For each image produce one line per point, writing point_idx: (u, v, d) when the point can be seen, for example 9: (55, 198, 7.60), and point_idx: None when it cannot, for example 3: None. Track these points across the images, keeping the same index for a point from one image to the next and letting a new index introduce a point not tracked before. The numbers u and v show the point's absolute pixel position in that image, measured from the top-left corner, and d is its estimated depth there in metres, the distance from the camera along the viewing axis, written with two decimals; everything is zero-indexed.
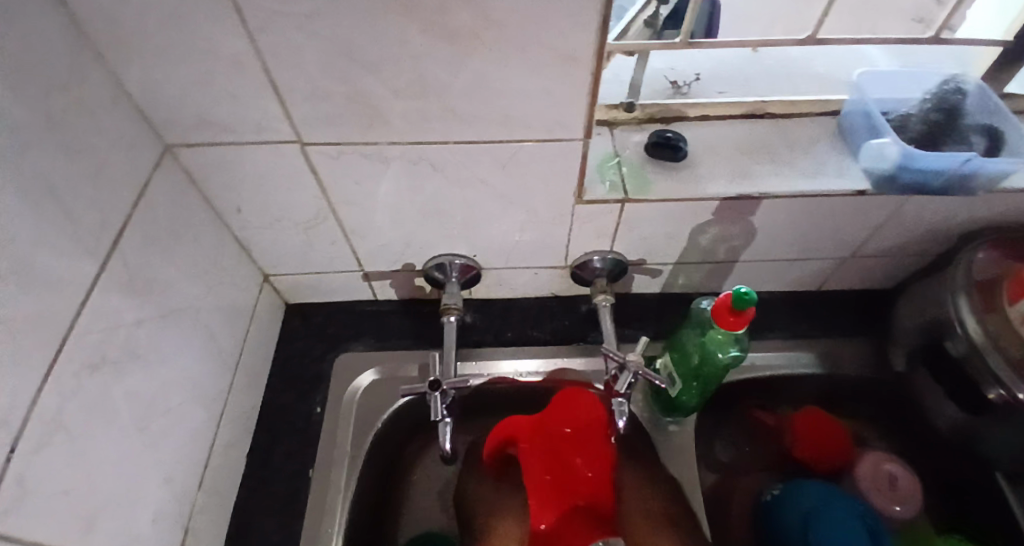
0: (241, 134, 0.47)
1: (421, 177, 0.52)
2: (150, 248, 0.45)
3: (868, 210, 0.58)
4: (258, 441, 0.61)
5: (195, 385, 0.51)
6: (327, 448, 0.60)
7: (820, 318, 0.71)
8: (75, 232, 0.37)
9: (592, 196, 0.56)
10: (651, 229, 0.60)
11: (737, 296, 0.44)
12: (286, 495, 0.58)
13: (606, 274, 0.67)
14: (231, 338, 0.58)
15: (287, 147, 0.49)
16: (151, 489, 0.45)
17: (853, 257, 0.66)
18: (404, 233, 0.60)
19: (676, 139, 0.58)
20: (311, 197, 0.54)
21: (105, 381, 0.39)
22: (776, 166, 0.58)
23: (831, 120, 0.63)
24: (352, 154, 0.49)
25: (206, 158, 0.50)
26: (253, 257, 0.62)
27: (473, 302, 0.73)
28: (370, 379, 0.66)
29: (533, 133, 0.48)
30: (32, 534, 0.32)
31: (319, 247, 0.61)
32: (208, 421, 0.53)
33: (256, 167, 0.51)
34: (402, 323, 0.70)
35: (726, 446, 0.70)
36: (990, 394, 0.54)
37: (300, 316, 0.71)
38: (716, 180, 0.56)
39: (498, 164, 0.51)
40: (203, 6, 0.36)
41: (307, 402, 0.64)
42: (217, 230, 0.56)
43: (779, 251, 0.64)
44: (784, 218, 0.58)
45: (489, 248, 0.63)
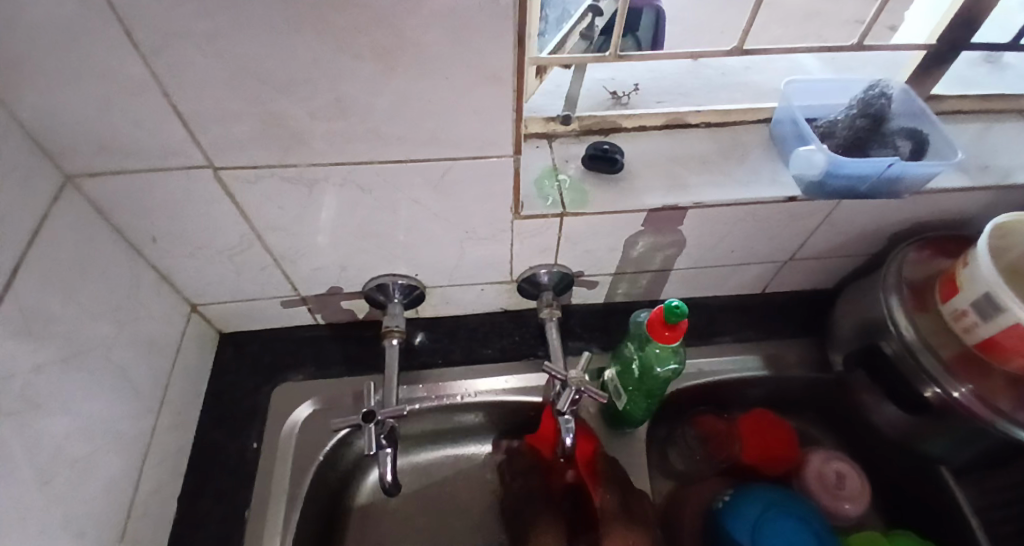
0: (147, 160, 0.44)
1: (350, 200, 0.51)
2: (49, 289, 0.42)
3: (799, 216, 0.59)
4: (190, 482, 0.58)
5: (110, 430, 0.48)
6: (265, 485, 0.57)
7: (765, 321, 0.72)
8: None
9: (530, 212, 0.55)
10: (591, 242, 0.60)
11: (668, 310, 0.44)
12: (219, 540, 0.54)
13: (552, 288, 0.66)
14: (153, 375, 0.54)
15: (201, 173, 0.46)
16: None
17: (791, 261, 0.67)
18: (339, 257, 0.58)
19: (613, 151, 0.58)
20: (233, 223, 0.52)
21: (0, 438, 0.36)
22: (710, 175, 0.58)
23: (762, 128, 0.64)
24: (272, 178, 0.47)
25: (112, 187, 0.47)
26: (177, 287, 0.58)
27: (419, 322, 0.71)
28: (310, 409, 0.63)
29: (461, 152, 0.47)
30: None
31: (249, 275, 0.59)
32: (128, 468, 0.50)
33: (168, 194, 0.48)
34: (345, 348, 0.68)
35: (682, 455, 0.69)
36: (926, 393, 0.56)
37: (234, 346, 0.67)
38: (651, 191, 0.56)
39: (429, 184, 0.50)
40: (88, 30, 0.34)
41: (242, 439, 0.60)
42: (133, 261, 0.52)
43: (719, 258, 0.65)
44: (720, 226, 0.59)
45: (430, 267, 0.62)
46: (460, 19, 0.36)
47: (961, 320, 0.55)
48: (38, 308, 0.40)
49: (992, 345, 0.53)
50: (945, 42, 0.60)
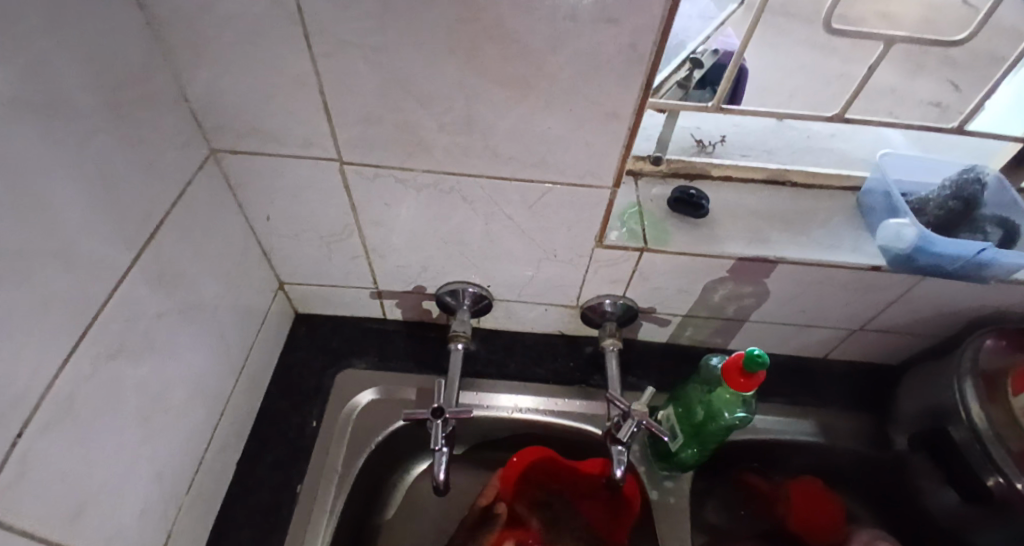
0: (284, 146, 0.49)
1: (449, 206, 0.54)
2: (178, 244, 0.46)
3: (878, 285, 0.59)
4: (251, 448, 0.60)
5: (201, 383, 0.51)
6: (319, 461, 0.60)
7: (824, 386, 0.71)
8: (113, 219, 0.38)
9: (612, 242, 0.57)
10: (665, 281, 0.61)
11: (748, 357, 0.45)
12: (269, 509, 0.56)
13: (616, 319, 0.68)
14: (241, 340, 0.58)
15: (326, 164, 0.50)
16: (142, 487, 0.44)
17: (861, 330, 0.67)
18: (424, 257, 0.61)
19: (698, 196, 0.60)
20: (339, 213, 0.56)
21: (119, 372, 0.40)
22: (793, 233, 0.59)
23: (849, 196, 0.65)
24: (387, 177, 0.51)
25: (248, 165, 0.51)
26: (272, 263, 0.63)
27: (480, 332, 0.73)
28: (370, 397, 0.66)
29: (565, 177, 0.50)
30: (20, 519, 0.32)
31: (338, 261, 0.62)
32: (206, 422, 0.53)
33: (292, 178, 0.52)
34: (408, 345, 0.70)
35: (719, 509, 0.68)
36: (988, 481, 0.54)
37: (307, 326, 0.71)
38: (733, 240, 0.58)
39: (526, 202, 0.53)
40: (275, 26, 0.38)
41: (302, 415, 0.63)
42: (245, 234, 0.57)
43: (788, 316, 0.65)
44: (797, 284, 0.59)
45: (504, 279, 0.64)
46: (596, 59, 0.39)
47: None
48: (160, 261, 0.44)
49: None
50: None
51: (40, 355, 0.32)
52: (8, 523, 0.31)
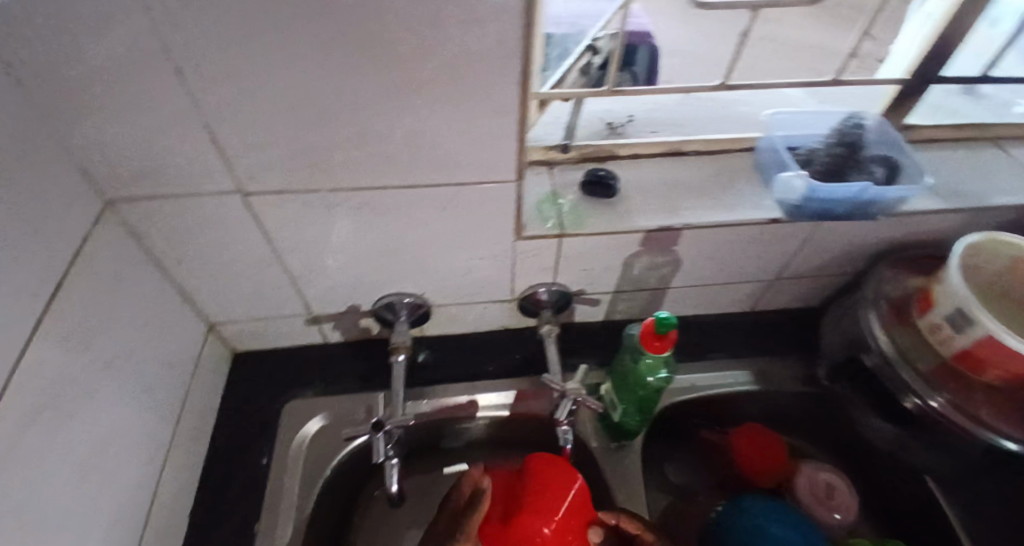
0: (183, 186, 0.48)
1: (363, 221, 0.55)
2: (86, 301, 0.45)
3: (782, 236, 0.63)
4: (204, 494, 0.59)
5: (135, 437, 0.50)
6: (275, 495, 0.59)
7: (755, 337, 0.76)
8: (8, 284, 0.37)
9: (531, 232, 0.59)
10: (589, 261, 0.63)
11: (658, 321, 0.47)
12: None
13: (551, 306, 0.70)
14: (174, 388, 0.57)
15: (230, 198, 0.50)
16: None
17: (778, 279, 0.71)
18: (351, 276, 0.62)
19: (608, 178, 0.62)
20: (255, 245, 0.55)
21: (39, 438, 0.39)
22: (697, 199, 0.63)
23: (748, 156, 0.69)
24: (295, 202, 0.51)
25: (149, 211, 0.50)
26: (198, 306, 0.62)
27: (425, 340, 0.74)
28: (318, 424, 0.66)
29: (469, 177, 0.51)
30: None
31: (266, 293, 0.62)
32: (147, 478, 0.52)
33: (198, 217, 0.52)
34: (353, 365, 0.71)
35: (677, 470, 0.72)
36: (908, 403, 0.59)
37: (248, 363, 0.70)
38: (644, 213, 0.61)
39: (439, 207, 0.54)
40: (143, 69, 0.38)
41: (253, 452, 0.62)
42: (161, 280, 0.56)
43: (709, 277, 0.69)
44: (709, 245, 0.63)
45: (436, 285, 0.65)
46: (471, 61, 0.41)
47: (937, 332, 0.57)
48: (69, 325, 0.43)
49: (967, 355, 0.55)
50: (919, 77, 0.66)
51: None
52: None
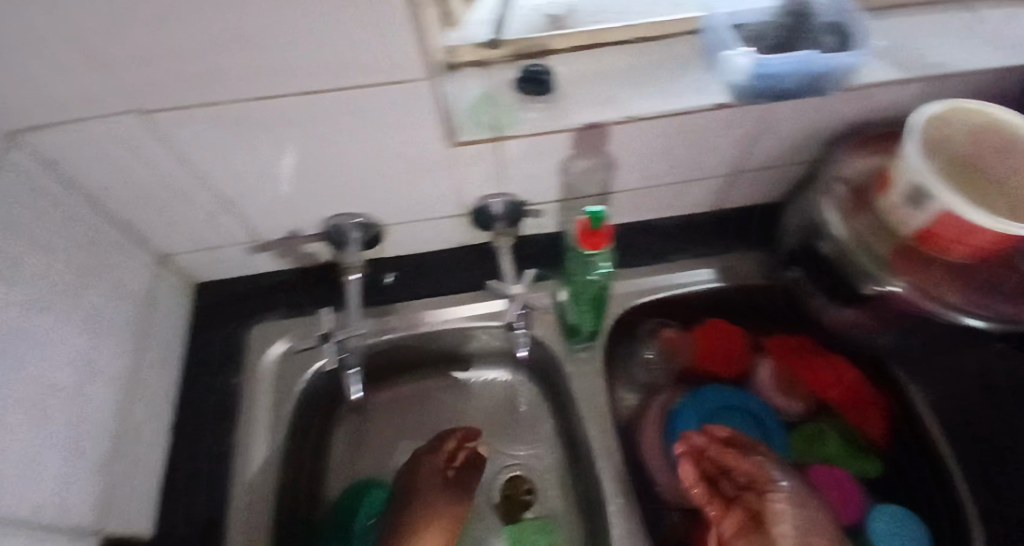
0: (74, 109, 0.45)
1: (280, 138, 0.51)
2: None
3: (734, 124, 0.59)
4: (182, 415, 0.63)
5: (92, 366, 0.52)
6: (247, 412, 0.63)
7: (716, 235, 0.74)
8: None
9: (465, 139, 0.55)
10: (533, 167, 0.60)
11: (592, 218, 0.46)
12: (203, 478, 0.59)
13: (504, 218, 0.68)
14: (127, 321, 0.57)
15: (131, 118, 0.47)
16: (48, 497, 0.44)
17: (738, 174, 0.68)
18: (287, 199, 0.60)
19: (543, 70, 0.57)
20: (178, 171, 0.53)
21: None
22: (639, 87, 0.56)
23: (697, 37, 0.62)
24: (202, 121, 0.48)
25: (49, 137, 0.47)
26: (141, 239, 0.61)
27: (383, 261, 0.74)
28: (284, 345, 0.67)
29: (366, 78, 0.45)
30: None
31: (205, 220, 0.61)
32: (143, 405, 0.58)
33: (104, 143, 0.49)
34: (314, 289, 0.71)
35: (642, 367, 0.74)
36: (863, 289, 0.57)
37: (207, 292, 0.70)
38: (580, 108, 0.55)
39: (354, 115, 0.50)
40: None
41: (224, 375, 0.65)
42: (90, 213, 0.54)
43: (665, 175, 0.66)
44: (657, 139, 0.59)
45: (385, 204, 0.64)
46: None
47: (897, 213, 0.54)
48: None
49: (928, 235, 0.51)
50: None
51: None
52: None
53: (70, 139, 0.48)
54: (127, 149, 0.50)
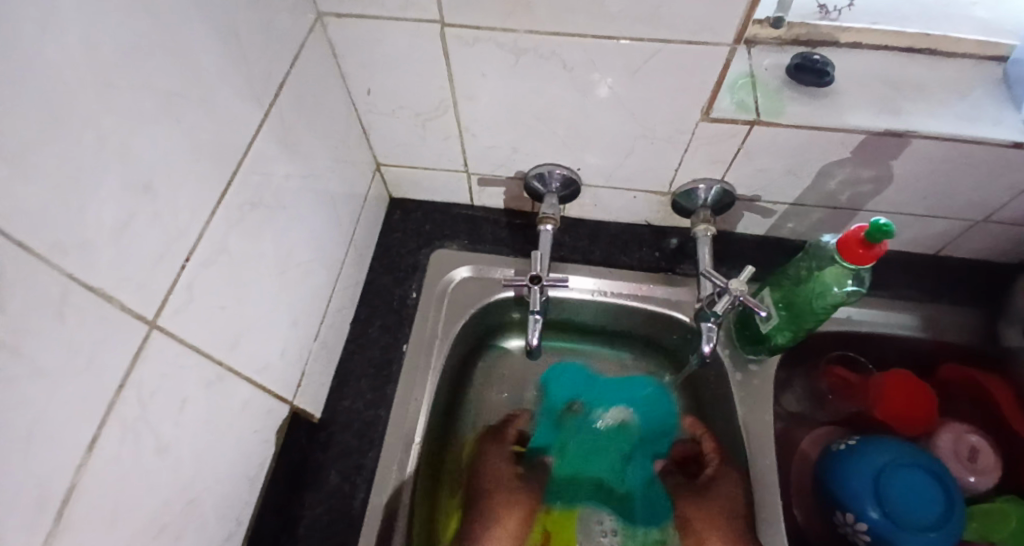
0: (386, 8, 0.48)
1: (546, 75, 0.52)
2: (296, 110, 0.48)
3: (1018, 167, 0.53)
4: (361, 314, 0.65)
5: (320, 247, 0.55)
6: (420, 330, 0.65)
7: (928, 282, 0.68)
8: (237, 60, 0.39)
9: (719, 115, 0.53)
10: (771, 162, 0.57)
11: (873, 228, 0.42)
12: (378, 376, 0.62)
13: (710, 207, 0.65)
14: (348, 215, 0.62)
15: (428, 27, 0.49)
16: (274, 349, 0.48)
17: (983, 222, 0.62)
18: (515, 137, 0.61)
19: (822, 63, 0.54)
20: (436, 87, 0.56)
21: (259, 222, 0.44)
22: (929, 105, 0.53)
23: (994, 65, 0.58)
24: (486, 43, 0.50)
25: (351, 31, 0.51)
26: (371, 144, 0.65)
27: (565, 221, 0.74)
28: (464, 275, 0.69)
29: (674, 34, 0.45)
30: (190, 340, 0.37)
31: (432, 140, 0.63)
32: (345, 294, 0.62)
33: (392, 46, 0.52)
34: (497, 230, 0.72)
35: (797, 397, 0.69)
36: None
37: (401, 209, 0.74)
38: (858, 112, 0.52)
39: (629, 68, 0.50)
40: None
41: (404, 287, 0.68)
42: (347, 108, 0.59)
43: (903, 204, 0.61)
44: (923, 163, 0.54)
45: (597, 164, 0.63)
46: None
47: None
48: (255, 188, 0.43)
49: None
50: None
51: (190, 197, 0.35)
52: (182, 342, 0.37)
53: (359, 34, 0.51)
54: (400, 54, 0.53)
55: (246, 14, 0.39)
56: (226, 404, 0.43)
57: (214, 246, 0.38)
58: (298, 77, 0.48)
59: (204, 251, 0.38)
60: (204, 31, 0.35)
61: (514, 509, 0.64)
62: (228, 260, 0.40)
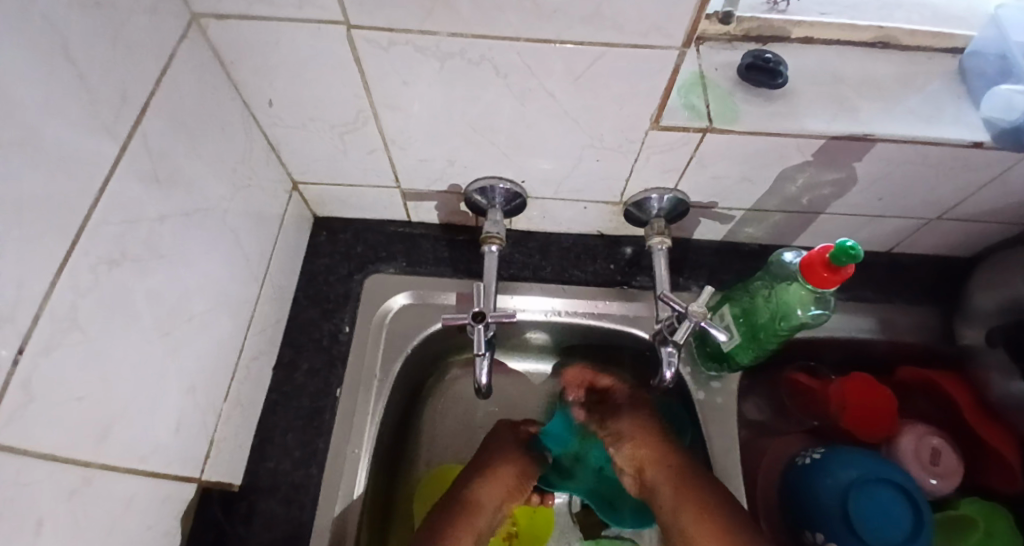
0: (278, 7, 0.39)
1: (479, 82, 0.45)
2: (172, 135, 0.39)
3: (974, 167, 0.51)
4: (285, 356, 0.58)
5: (220, 292, 0.47)
6: (355, 369, 0.58)
7: (884, 283, 0.66)
8: (78, 85, 0.30)
9: (670, 122, 0.48)
10: (726, 169, 0.53)
11: (841, 250, 0.39)
12: (307, 428, 0.55)
13: (665, 215, 0.61)
14: (259, 247, 0.54)
15: (331, 30, 0.41)
16: (163, 427, 0.41)
17: (937, 220, 0.60)
18: (449, 149, 0.54)
19: (775, 62, 0.49)
20: (351, 97, 0.48)
21: (127, 278, 0.36)
22: (886, 104, 0.50)
23: (949, 58, 0.55)
24: (404, 46, 0.42)
25: (238, 34, 0.42)
26: (283, 161, 0.57)
27: (512, 234, 0.68)
28: (402, 302, 0.63)
29: (622, 37, 0.40)
30: (42, 448, 0.29)
31: (355, 154, 0.56)
32: (260, 339, 0.54)
33: (292, 51, 0.44)
34: (437, 248, 0.66)
35: (758, 404, 0.66)
36: None
37: (327, 229, 0.66)
38: (815, 116, 0.48)
39: (571, 73, 0.44)
40: None
41: (334, 321, 0.61)
42: (246, 123, 0.50)
43: (860, 206, 0.58)
44: (881, 165, 0.51)
45: (542, 175, 0.57)
46: None
47: None
48: (114, 239, 0.34)
49: None
50: None
51: (24, 269, 0.27)
52: (28, 455, 0.28)
53: (249, 37, 0.43)
54: (303, 60, 0.45)
55: (84, 22, 0.30)
56: (99, 510, 0.35)
57: (63, 324, 0.30)
58: (170, 94, 0.39)
59: (44, 335, 0.29)
60: (25, 60, 0.26)
61: (511, 464, 0.61)
62: (84, 336, 0.32)
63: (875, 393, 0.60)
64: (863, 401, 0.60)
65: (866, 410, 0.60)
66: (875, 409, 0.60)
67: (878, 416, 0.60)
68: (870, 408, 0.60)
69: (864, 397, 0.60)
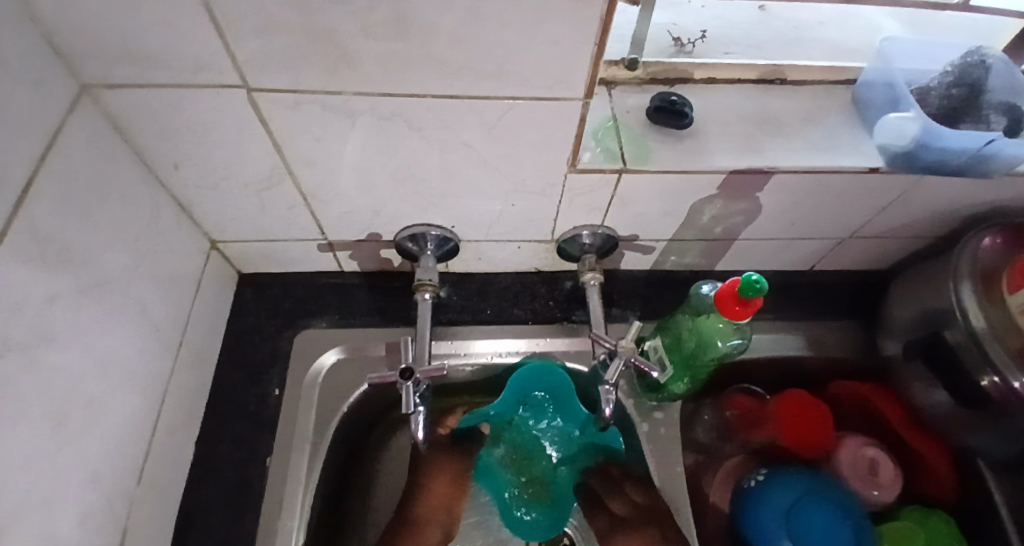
0: (175, 74, 0.38)
1: (394, 136, 0.45)
2: (64, 212, 0.37)
3: (873, 190, 0.54)
4: (210, 427, 0.55)
5: (125, 368, 0.44)
6: (286, 434, 0.55)
7: (810, 300, 0.69)
8: None
9: (587, 165, 0.49)
10: (646, 206, 0.55)
11: (745, 284, 0.40)
12: (234, 503, 0.52)
13: (595, 251, 0.62)
14: (174, 314, 0.51)
15: (231, 92, 0.40)
16: (65, 526, 0.37)
17: (849, 239, 0.63)
18: (373, 201, 0.53)
19: (681, 103, 0.51)
20: (262, 156, 0.47)
21: (15, 370, 0.32)
22: (787, 138, 0.52)
23: (844, 89, 0.59)
24: (311, 105, 0.41)
25: (134, 101, 0.41)
26: (198, 221, 0.55)
27: (448, 277, 0.68)
28: (334, 357, 0.61)
29: (525, 90, 0.41)
30: None
31: (275, 211, 0.54)
32: (177, 412, 0.51)
33: (195, 114, 0.42)
34: (369, 298, 0.64)
35: (707, 429, 0.66)
36: (982, 381, 0.51)
37: (253, 286, 0.64)
38: (722, 151, 0.50)
39: (483, 125, 0.44)
40: None
41: (262, 385, 0.58)
42: (151, 187, 0.48)
43: (777, 231, 0.61)
44: (788, 195, 0.54)
45: (468, 220, 0.57)
46: None
47: None
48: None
49: None
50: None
51: None
52: None
53: (144, 103, 0.41)
54: (207, 124, 0.43)
55: None
56: None
57: None
58: (60, 167, 0.37)
59: None
60: None
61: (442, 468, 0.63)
62: None
63: (806, 409, 0.63)
64: (797, 419, 0.63)
65: (803, 427, 0.63)
66: (808, 424, 0.63)
67: (814, 430, 0.63)
68: (803, 424, 0.63)
69: (798, 415, 0.63)
